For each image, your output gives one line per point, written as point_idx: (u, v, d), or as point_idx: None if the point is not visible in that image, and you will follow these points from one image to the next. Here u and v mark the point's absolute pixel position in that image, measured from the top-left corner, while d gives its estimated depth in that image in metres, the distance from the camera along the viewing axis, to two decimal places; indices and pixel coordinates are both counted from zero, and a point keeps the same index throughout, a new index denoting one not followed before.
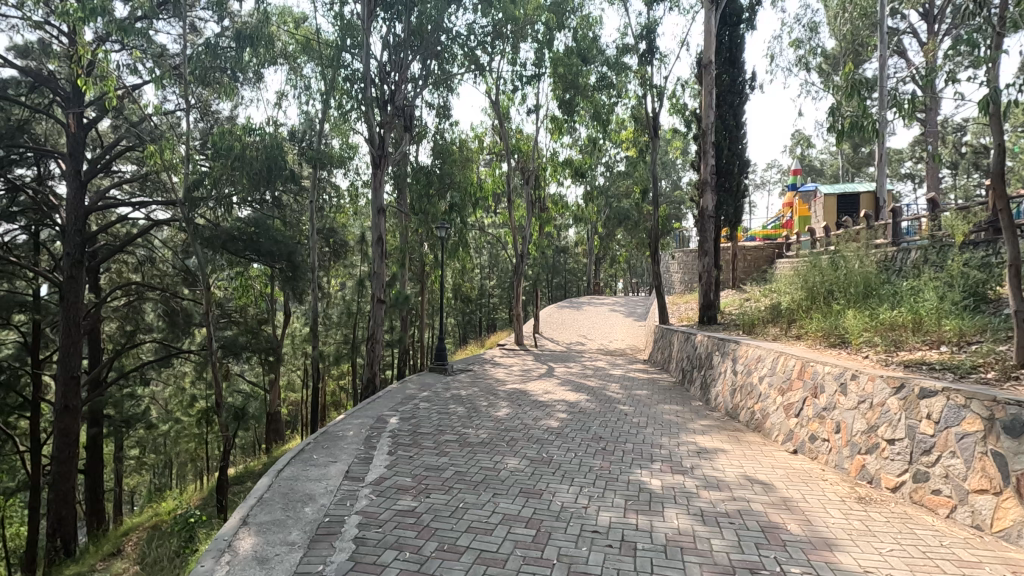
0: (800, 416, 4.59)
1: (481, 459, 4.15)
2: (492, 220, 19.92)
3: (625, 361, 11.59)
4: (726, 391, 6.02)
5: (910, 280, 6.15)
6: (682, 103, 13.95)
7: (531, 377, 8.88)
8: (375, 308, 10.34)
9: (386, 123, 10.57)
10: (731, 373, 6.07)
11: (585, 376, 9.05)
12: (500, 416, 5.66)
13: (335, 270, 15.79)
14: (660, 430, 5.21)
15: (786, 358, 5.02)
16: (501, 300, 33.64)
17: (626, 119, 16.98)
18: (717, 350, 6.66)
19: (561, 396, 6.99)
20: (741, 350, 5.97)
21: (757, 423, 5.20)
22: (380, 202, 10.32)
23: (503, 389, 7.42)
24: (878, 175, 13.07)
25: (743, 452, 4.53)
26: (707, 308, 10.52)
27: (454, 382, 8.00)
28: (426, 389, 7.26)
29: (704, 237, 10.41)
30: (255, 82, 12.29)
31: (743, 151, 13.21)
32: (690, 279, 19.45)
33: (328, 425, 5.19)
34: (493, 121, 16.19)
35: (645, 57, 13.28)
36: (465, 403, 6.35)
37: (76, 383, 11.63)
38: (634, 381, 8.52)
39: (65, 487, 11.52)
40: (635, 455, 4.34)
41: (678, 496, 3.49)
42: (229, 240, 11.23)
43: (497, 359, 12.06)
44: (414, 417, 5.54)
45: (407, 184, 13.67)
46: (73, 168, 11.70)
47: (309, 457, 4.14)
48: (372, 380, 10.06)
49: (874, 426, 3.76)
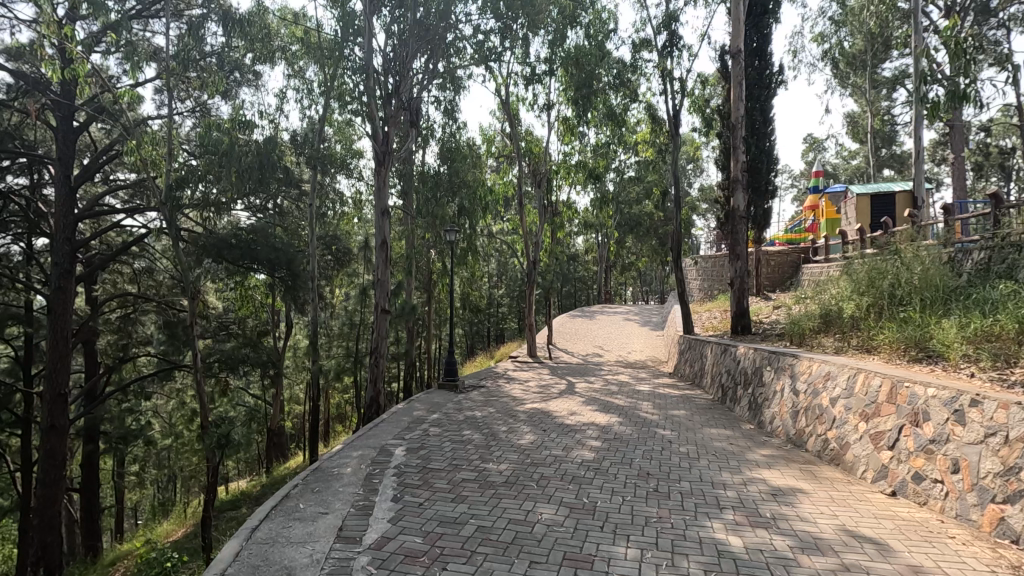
0: (896, 449, 3.74)
1: (511, 508, 3.33)
2: (501, 227, 19.21)
3: (649, 374, 10.79)
4: (784, 414, 5.18)
5: (996, 282, 5.27)
6: (704, 101, 13.19)
7: (552, 394, 8.06)
8: (379, 319, 9.51)
9: (391, 119, 9.82)
10: (789, 391, 5.24)
11: (610, 393, 8.21)
12: (523, 445, 4.84)
13: (339, 279, 15.06)
14: (717, 462, 4.37)
15: (868, 377, 4.19)
16: (510, 309, 32.90)
17: (641, 119, 16.24)
18: (768, 364, 5.83)
19: (589, 418, 6.18)
20: (801, 365, 5.15)
21: (834, 455, 4.33)
22: (384, 203, 9.56)
23: (522, 410, 6.61)
24: (916, 174, 12.18)
25: (829, 494, 3.69)
26: (740, 316, 9.67)
27: (467, 402, 7.17)
28: (435, 411, 6.44)
29: (736, 240, 9.62)
30: (254, 82, 11.68)
31: (771, 150, 12.44)
32: (710, 287, 18.59)
33: (323, 459, 4.39)
34: (503, 122, 15.53)
35: (665, 51, 12.52)
36: (481, 428, 5.52)
37: (64, 402, 10.84)
38: (666, 399, 7.64)
39: (51, 512, 10.69)
40: (698, 502, 3.51)
41: (772, 565, 2.66)
42: (223, 247, 10.52)
43: (512, 373, 11.25)
44: (423, 447, 4.73)
45: (413, 186, 12.97)
46: (63, 174, 10.99)
47: (294, 509, 3.33)
48: (377, 399, 9.23)
49: (1013, 469, 2.86)
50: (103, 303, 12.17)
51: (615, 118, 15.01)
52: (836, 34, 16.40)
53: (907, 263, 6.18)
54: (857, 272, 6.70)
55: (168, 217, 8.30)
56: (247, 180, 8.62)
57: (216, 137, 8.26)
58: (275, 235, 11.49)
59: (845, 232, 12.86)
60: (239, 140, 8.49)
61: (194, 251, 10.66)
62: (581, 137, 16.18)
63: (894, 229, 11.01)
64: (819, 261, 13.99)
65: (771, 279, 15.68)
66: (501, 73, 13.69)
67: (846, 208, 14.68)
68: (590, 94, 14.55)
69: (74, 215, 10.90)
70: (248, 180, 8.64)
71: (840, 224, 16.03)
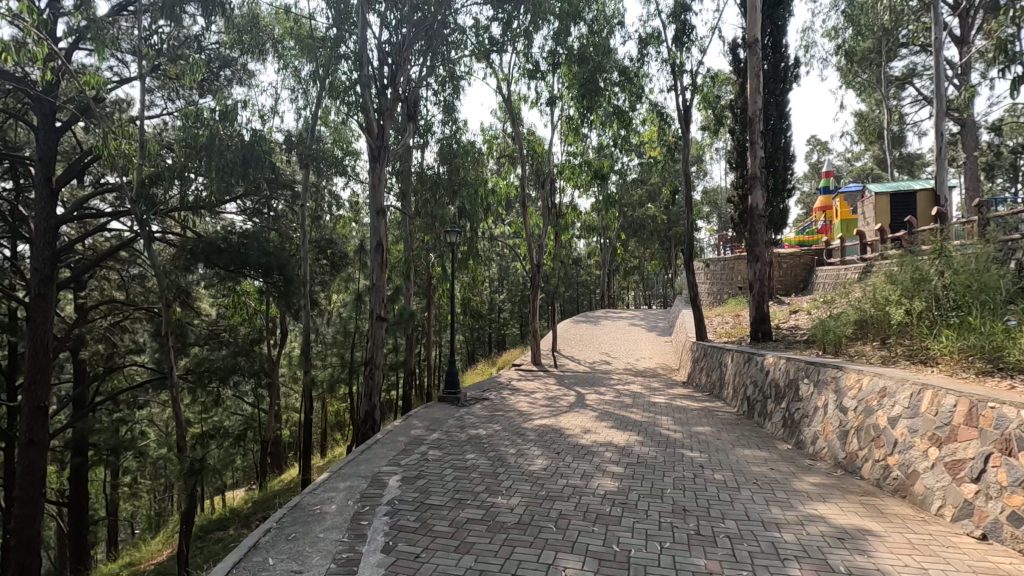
0: (983, 482, 3.09)
1: (527, 561, 2.73)
2: (503, 229, 18.64)
3: (663, 384, 10.19)
4: (830, 434, 4.59)
5: None
6: (716, 98, 12.68)
7: (562, 408, 7.47)
8: (375, 327, 8.89)
9: (386, 113, 9.23)
10: (835, 408, 4.63)
11: (624, 406, 7.60)
12: (535, 473, 4.23)
13: (335, 285, 14.44)
14: (761, 494, 3.77)
15: (941, 395, 3.54)
16: (513, 315, 32.31)
17: (648, 118, 15.69)
18: (806, 376, 5.23)
19: (606, 436, 5.60)
20: (848, 379, 4.56)
21: (898, 485, 3.73)
22: (380, 202, 8.94)
23: (531, 427, 6.01)
24: (939, 171, 11.57)
25: (906, 538, 3.08)
26: (760, 322, 9.10)
27: (469, 418, 6.56)
28: (435, 430, 5.83)
29: (755, 240, 9.04)
30: (248, 80, 11.20)
31: (786, 147, 11.91)
32: (719, 291, 18.03)
33: (304, 494, 3.80)
34: (506, 121, 15.00)
35: (674, 43, 11.98)
36: (486, 451, 4.91)
37: (44, 413, 9.98)
38: (685, 412, 7.02)
39: (29, 531, 9.72)
40: (752, 549, 2.91)
41: None
42: (212, 251, 10.11)
43: (517, 383, 10.67)
44: (422, 476, 4.14)
45: (411, 186, 12.39)
46: (43, 175, 10.29)
47: (260, 566, 2.72)
48: (373, 412, 8.62)
49: None
50: (88, 311, 11.57)
51: (622, 117, 14.47)
52: (843, 31, 16.00)
53: (956, 261, 5.58)
54: (895, 271, 6.13)
55: (141, 218, 7.65)
56: (228, 174, 8.02)
57: (194, 129, 7.62)
58: (266, 240, 10.90)
59: (863, 233, 12.30)
60: (221, 131, 7.81)
61: (182, 255, 10.10)
62: (586, 137, 15.61)
63: (917, 230, 10.44)
64: (834, 263, 13.43)
65: (783, 283, 15.17)
66: (502, 68, 13.11)
67: (863, 208, 14.12)
68: (596, 92, 14.02)
69: (52, 218, 10.15)
70: (230, 173, 8.00)
71: (856, 225, 15.45)
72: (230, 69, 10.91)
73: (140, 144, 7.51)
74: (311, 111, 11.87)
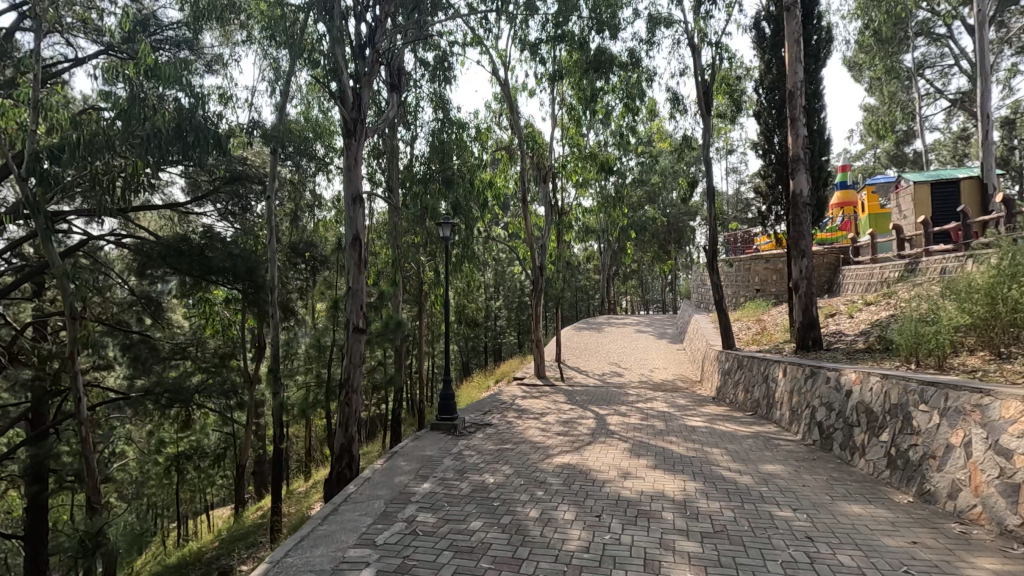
0: None
1: None
2: (500, 230, 17.25)
3: (690, 400, 8.86)
4: (983, 487, 3.26)
5: None
6: (733, 79, 11.52)
7: (583, 437, 6.10)
8: (354, 340, 7.45)
9: (362, 84, 7.78)
10: (985, 448, 3.28)
11: (659, 433, 6.21)
12: (575, 560, 2.84)
13: (316, 293, 12.97)
14: None
15: None
16: (510, 322, 30.97)
17: (655, 109, 14.42)
18: (922, 401, 3.91)
19: (652, 481, 4.27)
20: (1005, 409, 3.22)
21: None
22: (357, 188, 7.51)
23: (550, 469, 4.67)
24: (987, 155, 10.41)
25: None
26: (808, 329, 7.81)
27: (471, 457, 5.16)
28: (426, 478, 4.44)
29: (800, 230, 7.81)
30: (217, 63, 9.85)
31: (820, 130, 10.78)
32: (735, 294, 16.74)
33: None
34: (502, 111, 13.70)
35: (693, 17, 10.71)
36: (497, 514, 3.53)
37: None
38: (739, 442, 5.67)
39: None
40: None
41: None
42: (169, 253, 8.74)
43: (522, 402, 9.26)
44: (408, 569, 2.75)
45: (398, 180, 11.04)
46: None
47: None
48: (350, 444, 7.17)
49: None
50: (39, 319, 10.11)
51: (630, 105, 13.18)
52: (864, 14, 14.84)
53: None
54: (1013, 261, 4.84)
55: (37, 203, 6.16)
56: (158, 147, 6.29)
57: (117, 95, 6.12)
58: (231, 241, 9.53)
59: (902, 227, 11.04)
60: (158, 100, 6.21)
61: (137, 261, 8.87)
62: (588, 130, 14.37)
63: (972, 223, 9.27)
64: (864, 262, 12.27)
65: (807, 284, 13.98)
66: (496, 48, 11.84)
67: (896, 202, 12.97)
68: (601, 78, 12.79)
69: None
70: (160, 146, 6.26)
71: (885, 220, 14.30)
72: (194, 52, 9.58)
73: (35, 107, 5.96)
74: (285, 96, 10.50)
